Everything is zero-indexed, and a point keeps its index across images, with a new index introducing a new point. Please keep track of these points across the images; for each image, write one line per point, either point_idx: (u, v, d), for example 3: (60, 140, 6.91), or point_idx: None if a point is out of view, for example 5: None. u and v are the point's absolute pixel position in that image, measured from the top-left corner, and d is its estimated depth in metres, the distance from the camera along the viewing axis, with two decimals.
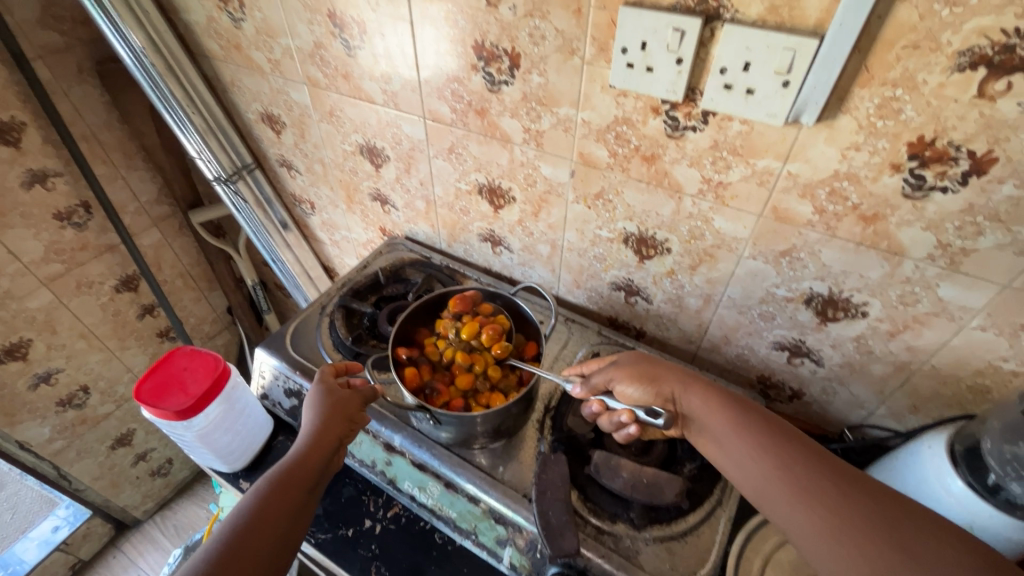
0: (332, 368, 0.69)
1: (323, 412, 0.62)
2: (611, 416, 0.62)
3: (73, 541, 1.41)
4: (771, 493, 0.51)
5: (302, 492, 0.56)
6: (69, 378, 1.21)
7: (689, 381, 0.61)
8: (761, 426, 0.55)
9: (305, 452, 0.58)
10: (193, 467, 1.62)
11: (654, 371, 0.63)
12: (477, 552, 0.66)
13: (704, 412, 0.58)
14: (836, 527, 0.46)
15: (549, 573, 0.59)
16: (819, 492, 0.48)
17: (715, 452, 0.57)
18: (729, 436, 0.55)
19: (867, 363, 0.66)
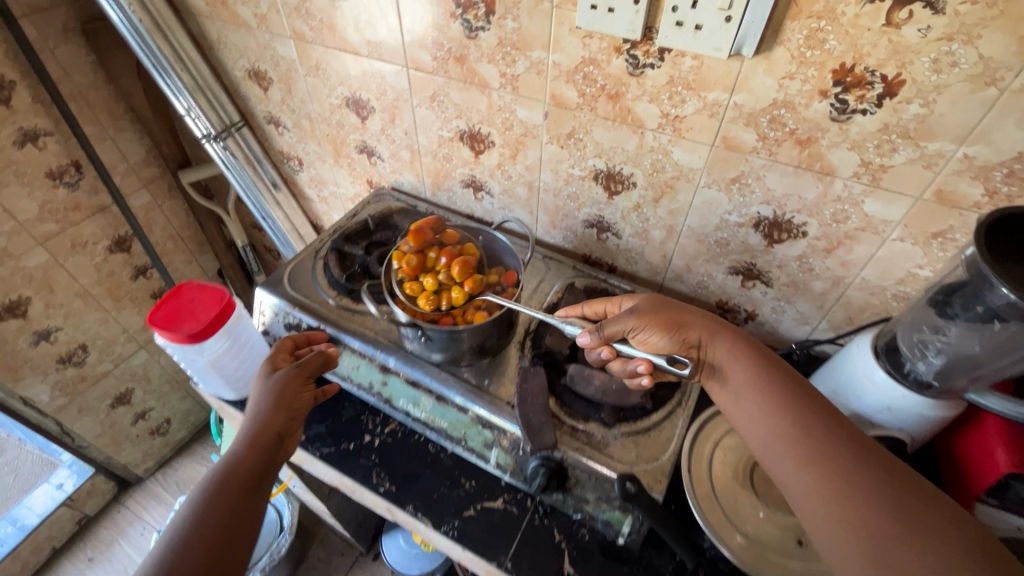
0: (290, 341, 0.76)
1: (269, 399, 0.67)
2: (623, 363, 0.67)
3: (78, 497, 1.46)
4: (779, 449, 0.56)
5: (246, 487, 0.59)
6: (68, 337, 1.25)
7: (716, 329, 0.66)
8: (772, 383, 0.60)
9: (248, 444, 0.63)
10: (191, 426, 1.68)
11: (680, 316, 0.67)
12: (467, 456, 0.74)
13: (730, 362, 0.64)
14: (827, 488, 0.51)
15: (532, 466, 0.67)
16: (821, 455, 0.53)
17: (730, 404, 0.63)
18: (748, 390, 0.61)
19: (809, 280, 0.75)
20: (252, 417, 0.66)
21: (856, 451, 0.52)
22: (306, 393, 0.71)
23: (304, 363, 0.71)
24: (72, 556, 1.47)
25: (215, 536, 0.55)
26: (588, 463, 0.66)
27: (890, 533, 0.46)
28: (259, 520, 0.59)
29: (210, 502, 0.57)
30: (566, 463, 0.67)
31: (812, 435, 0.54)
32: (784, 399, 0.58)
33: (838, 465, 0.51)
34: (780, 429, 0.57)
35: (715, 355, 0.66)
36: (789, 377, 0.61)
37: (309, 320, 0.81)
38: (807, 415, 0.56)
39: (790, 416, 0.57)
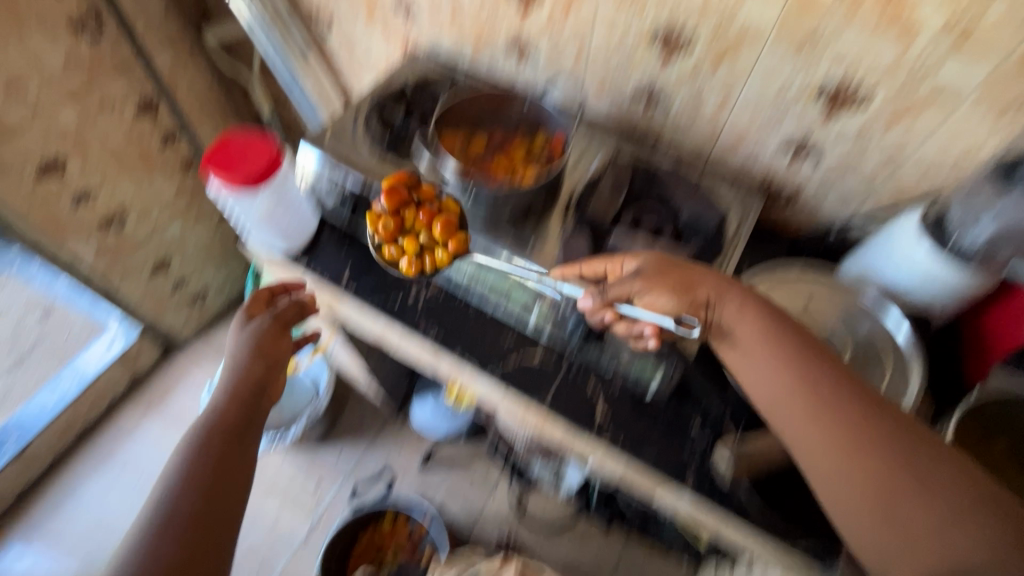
0: (267, 290, 0.83)
1: (246, 353, 0.77)
2: (628, 325, 0.67)
3: (130, 354, 1.58)
4: (789, 408, 0.59)
5: (234, 432, 0.71)
6: (106, 200, 1.28)
7: (725, 289, 0.65)
8: (786, 346, 0.61)
9: (229, 393, 0.74)
10: (226, 298, 1.76)
11: (689, 278, 0.65)
12: (509, 313, 0.77)
13: (739, 323, 0.63)
14: (842, 450, 0.55)
15: (570, 321, 0.73)
16: (837, 420, 0.57)
17: (735, 361, 0.65)
18: (760, 352, 0.62)
19: (862, 157, 0.74)
20: (231, 367, 0.76)
21: (868, 413, 0.56)
22: (281, 342, 0.81)
23: (278, 314, 0.80)
24: (130, 406, 1.61)
25: (211, 473, 0.67)
26: (628, 325, 0.67)
27: (899, 483, 0.53)
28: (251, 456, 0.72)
29: (205, 443, 0.68)
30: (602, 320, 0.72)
31: (824, 399, 0.58)
32: (796, 362, 0.60)
33: (846, 430, 0.56)
34: (793, 392, 0.59)
35: (721, 314, 0.65)
36: (799, 338, 0.62)
37: (354, 180, 0.82)
38: (821, 381, 0.59)
39: (804, 381, 0.59)
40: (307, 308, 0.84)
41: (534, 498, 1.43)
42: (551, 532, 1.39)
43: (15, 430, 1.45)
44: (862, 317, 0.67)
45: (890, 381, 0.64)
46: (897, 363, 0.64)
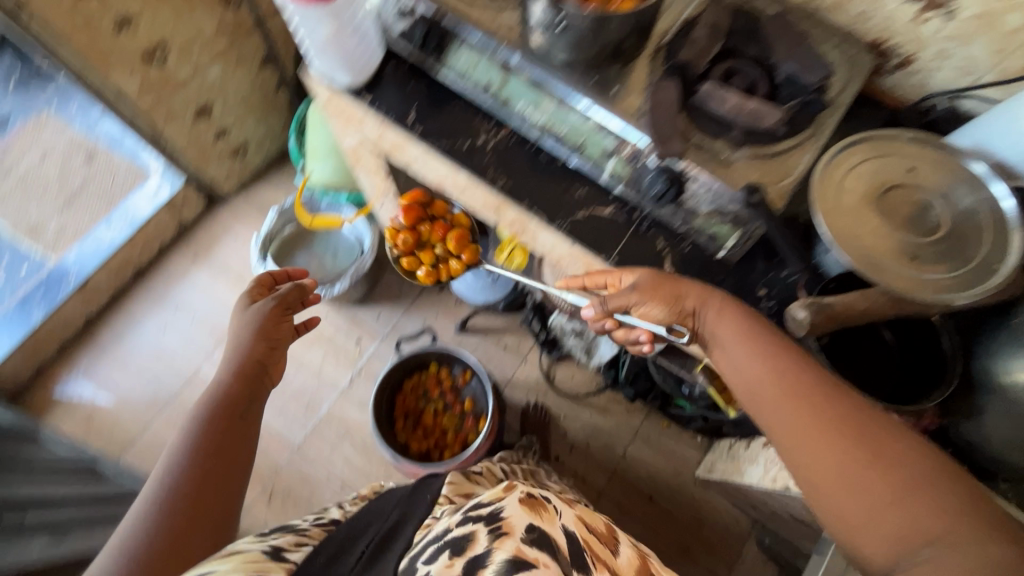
0: (265, 279, 0.94)
1: (251, 330, 0.83)
2: (627, 332, 0.75)
3: (176, 202, 1.61)
4: (762, 394, 0.58)
5: (239, 407, 0.73)
6: (147, 30, 1.22)
7: (710, 298, 0.65)
8: (761, 335, 0.60)
9: (236, 371, 0.77)
10: (266, 155, 1.73)
11: (677, 286, 0.66)
12: (582, 165, 0.76)
13: (717, 323, 0.64)
14: (817, 439, 0.52)
15: (651, 174, 0.69)
16: (807, 410, 0.54)
17: (719, 356, 0.65)
18: (736, 341, 0.62)
19: (1005, 12, 0.66)
20: (237, 348, 0.81)
21: (834, 404, 0.54)
22: (284, 324, 0.87)
23: (282, 295, 0.88)
24: (179, 253, 1.67)
25: (216, 440, 0.68)
26: (710, 177, 0.66)
27: (868, 472, 0.49)
28: (249, 434, 0.73)
29: (212, 413, 0.71)
30: (685, 176, 0.67)
31: (796, 385, 0.56)
32: (763, 348, 0.59)
33: (818, 419, 0.53)
34: (761, 373, 0.58)
35: (706, 319, 0.66)
36: (772, 332, 0.61)
37: (426, 8, 0.74)
38: (795, 368, 0.57)
39: (774, 367, 0.58)
40: (306, 293, 0.94)
41: (563, 369, 1.51)
42: (576, 399, 1.48)
43: (78, 263, 1.55)
44: (967, 190, 0.62)
45: (992, 250, 0.59)
46: (997, 234, 0.59)
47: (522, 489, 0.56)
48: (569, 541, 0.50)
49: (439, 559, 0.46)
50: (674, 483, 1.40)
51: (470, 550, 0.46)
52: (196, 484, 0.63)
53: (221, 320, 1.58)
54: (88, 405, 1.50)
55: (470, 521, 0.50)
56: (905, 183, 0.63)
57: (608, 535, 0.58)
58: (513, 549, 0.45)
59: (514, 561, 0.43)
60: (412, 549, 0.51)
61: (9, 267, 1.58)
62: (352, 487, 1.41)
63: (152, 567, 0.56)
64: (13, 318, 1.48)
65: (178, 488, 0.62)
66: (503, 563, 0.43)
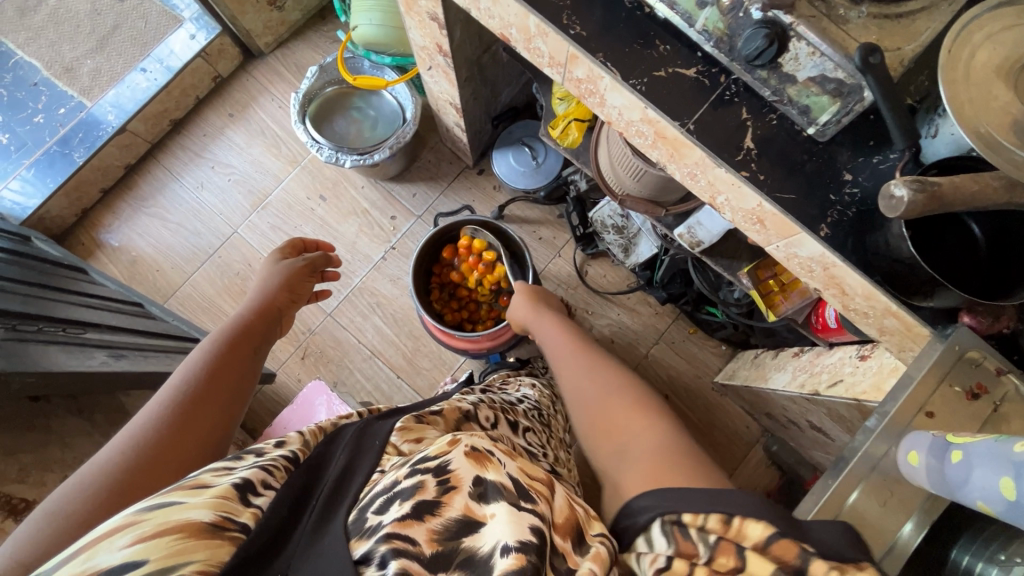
0: (298, 242, 1.03)
1: (278, 280, 0.92)
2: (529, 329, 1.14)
3: (211, 53, 1.53)
4: (564, 365, 0.84)
5: (259, 337, 0.79)
6: None
7: (545, 311, 0.99)
8: (570, 334, 0.91)
9: (256, 308, 0.85)
10: (304, 11, 1.61)
11: (534, 297, 1.03)
12: (671, 17, 0.67)
13: (550, 329, 0.95)
14: (588, 385, 0.77)
15: (749, 30, 0.60)
16: (585, 371, 0.81)
17: (548, 344, 0.92)
18: (556, 337, 0.92)
19: None
20: (260, 291, 0.89)
21: (599, 369, 0.81)
22: (307, 281, 0.97)
23: (311, 258, 0.99)
24: (214, 110, 1.62)
25: (233, 353, 0.73)
26: (821, 37, 0.58)
27: (613, 398, 0.73)
28: (261, 362, 0.78)
29: (232, 332, 0.76)
30: (790, 35, 0.59)
31: (581, 357, 0.84)
32: (572, 339, 0.90)
33: (591, 377, 0.79)
34: (563, 354, 0.87)
35: (544, 323, 0.97)
36: (578, 335, 0.91)
37: None
38: (583, 350, 0.86)
39: (572, 349, 0.87)
40: (330, 259, 1.04)
41: (595, 267, 1.49)
42: (606, 297, 1.47)
43: (113, 110, 1.51)
44: None
45: None
46: None
47: (469, 441, 0.48)
48: (516, 486, 0.46)
49: (391, 509, 0.43)
50: (692, 386, 1.43)
51: (419, 497, 0.43)
52: (202, 395, 0.65)
53: (256, 182, 1.57)
54: (130, 252, 1.54)
55: (418, 471, 0.45)
56: None
57: (547, 477, 0.51)
58: (462, 508, 0.43)
59: (464, 521, 0.43)
60: (361, 499, 0.45)
61: (46, 108, 1.56)
62: (379, 356, 1.46)
63: (147, 449, 0.57)
64: (54, 161, 1.49)
65: (184, 393, 0.65)
66: (452, 521, 0.43)
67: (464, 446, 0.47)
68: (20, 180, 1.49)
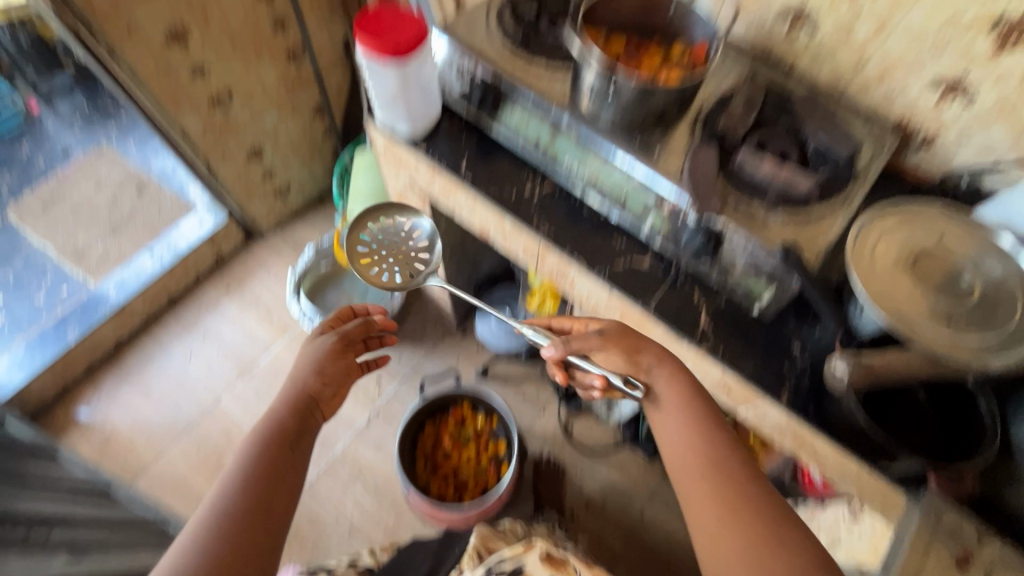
0: (337, 315, 0.96)
1: (310, 368, 0.83)
2: (584, 378, 0.84)
3: (216, 236, 1.68)
4: (692, 470, 0.65)
5: (287, 444, 0.74)
6: (218, 78, 1.33)
7: (664, 362, 0.71)
8: (700, 417, 0.68)
9: (289, 410, 0.78)
10: (305, 197, 1.82)
11: (638, 343, 0.72)
12: (621, 219, 0.80)
13: (666, 390, 0.70)
14: (726, 518, 0.59)
15: (689, 232, 0.73)
16: (732, 498, 0.61)
17: (663, 428, 0.70)
18: (679, 420, 0.68)
19: (1020, 102, 0.71)
20: (292, 382, 0.81)
21: (750, 497, 0.61)
22: (342, 359, 0.87)
23: (342, 333, 0.88)
24: (213, 285, 1.72)
25: (267, 483, 0.69)
26: (744, 238, 0.70)
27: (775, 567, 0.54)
28: (297, 469, 0.73)
29: (261, 447, 0.72)
30: (722, 237, 0.71)
31: (718, 467, 0.64)
32: (699, 424, 0.68)
33: (736, 512, 0.59)
34: (694, 453, 0.65)
35: (657, 381, 0.71)
36: (717, 421, 0.68)
37: (485, 72, 0.82)
38: (721, 455, 0.64)
39: (706, 448, 0.65)
40: (371, 327, 0.93)
41: (581, 422, 1.50)
42: (594, 455, 1.45)
43: (116, 289, 1.60)
44: (998, 259, 0.65)
45: None
46: None
47: (540, 548, 0.72)
48: None
49: None
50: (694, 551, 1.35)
51: None
52: (233, 550, 0.62)
53: (245, 351, 1.61)
54: (105, 431, 1.50)
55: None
56: (933, 249, 0.66)
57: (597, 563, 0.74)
58: None
59: None
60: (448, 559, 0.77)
61: (49, 289, 1.64)
62: (360, 533, 1.37)
63: None
64: (47, 339, 1.52)
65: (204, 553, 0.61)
66: None
67: (541, 550, 0.72)
68: (8, 356, 1.50)
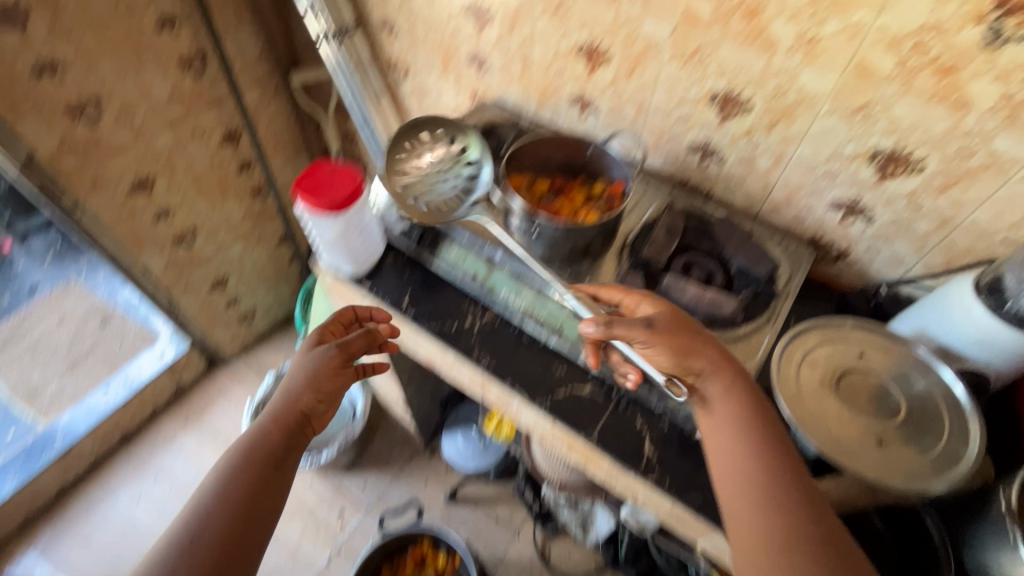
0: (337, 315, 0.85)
1: (301, 381, 0.76)
2: (620, 364, 0.73)
3: (177, 366, 1.65)
4: (738, 481, 0.58)
5: (268, 463, 0.68)
6: (182, 218, 1.38)
7: (719, 367, 0.64)
8: (755, 431, 0.61)
9: (273, 421, 0.72)
10: (271, 320, 1.83)
11: (690, 345, 0.64)
12: (559, 347, 0.81)
13: (719, 399, 0.63)
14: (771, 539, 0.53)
15: (622, 359, 0.74)
16: (774, 512, 0.55)
17: (714, 433, 0.63)
18: (729, 433, 0.62)
19: (913, 220, 0.77)
20: (282, 394, 0.76)
21: (802, 519, 0.54)
22: (341, 376, 0.80)
23: (344, 345, 0.80)
24: (170, 418, 1.67)
25: (246, 512, 0.63)
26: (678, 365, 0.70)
27: None
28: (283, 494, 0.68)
29: (244, 463, 0.67)
30: (657, 363, 0.73)
31: (768, 483, 0.57)
32: (751, 430, 0.61)
33: (783, 529, 0.53)
34: (740, 465, 0.59)
35: (708, 387, 0.65)
36: (773, 435, 0.60)
37: (422, 213, 0.88)
38: (774, 475, 0.57)
39: (757, 462, 0.59)
40: (376, 339, 0.83)
41: (558, 545, 1.40)
42: None
43: (66, 430, 1.54)
44: (921, 373, 0.67)
45: (950, 439, 0.62)
46: (956, 422, 0.63)
47: None
48: None
49: None
50: None
51: None
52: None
53: None
54: None
55: None
56: (858, 368, 0.68)
57: None
58: None
59: None
60: None
61: None
62: None
63: None
64: None
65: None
66: None
67: None
68: None
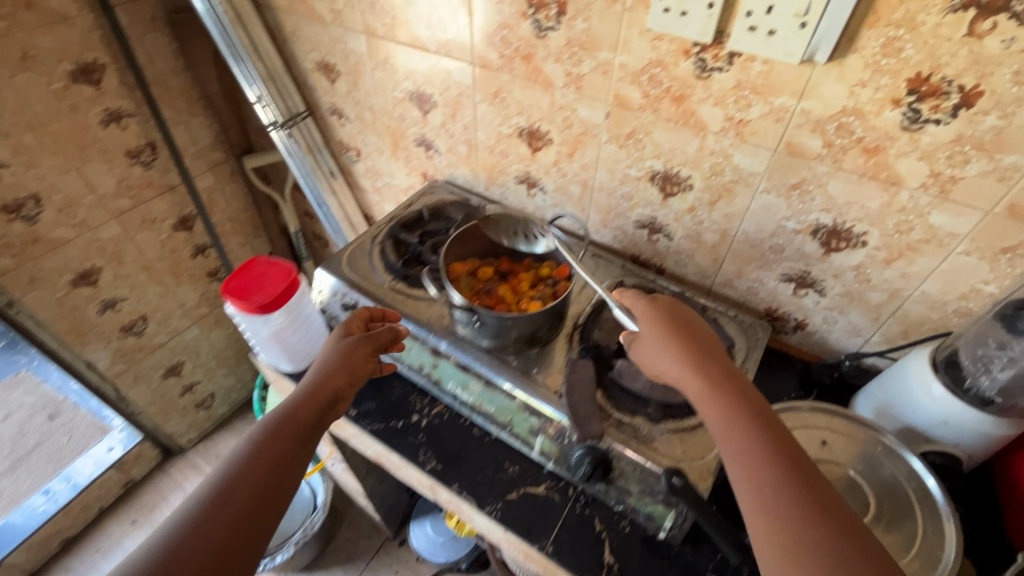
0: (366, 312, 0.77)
1: (333, 360, 0.68)
2: None
3: (126, 461, 1.55)
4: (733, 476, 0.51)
5: (293, 444, 0.59)
6: (131, 307, 1.33)
7: (700, 367, 0.59)
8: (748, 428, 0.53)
9: (307, 395, 0.64)
10: (232, 403, 1.75)
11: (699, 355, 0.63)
12: (511, 442, 0.76)
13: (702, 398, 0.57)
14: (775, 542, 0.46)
15: (575, 455, 0.69)
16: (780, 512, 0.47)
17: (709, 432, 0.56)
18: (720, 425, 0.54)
19: (864, 291, 0.75)
20: (314, 372, 0.67)
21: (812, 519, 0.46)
22: (370, 365, 0.72)
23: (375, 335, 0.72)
24: (118, 519, 1.55)
25: (258, 497, 0.54)
26: (634, 457, 0.67)
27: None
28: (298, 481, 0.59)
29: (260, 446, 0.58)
30: (612, 456, 0.68)
31: (760, 479, 0.49)
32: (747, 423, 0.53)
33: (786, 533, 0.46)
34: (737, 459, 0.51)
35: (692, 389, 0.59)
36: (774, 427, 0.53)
37: (365, 302, 0.84)
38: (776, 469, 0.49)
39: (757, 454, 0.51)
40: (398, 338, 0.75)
41: None
42: None
43: None
44: (888, 459, 0.64)
45: (925, 537, 0.58)
46: (930, 518, 0.59)
47: None
48: None
49: None
50: None
51: None
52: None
53: None
54: None
55: None
56: (823, 456, 0.65)
57: None
58: None
59: None
60: None
61: None
62: None
63: None
64: None
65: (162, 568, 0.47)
66: None
67: None
68: None
